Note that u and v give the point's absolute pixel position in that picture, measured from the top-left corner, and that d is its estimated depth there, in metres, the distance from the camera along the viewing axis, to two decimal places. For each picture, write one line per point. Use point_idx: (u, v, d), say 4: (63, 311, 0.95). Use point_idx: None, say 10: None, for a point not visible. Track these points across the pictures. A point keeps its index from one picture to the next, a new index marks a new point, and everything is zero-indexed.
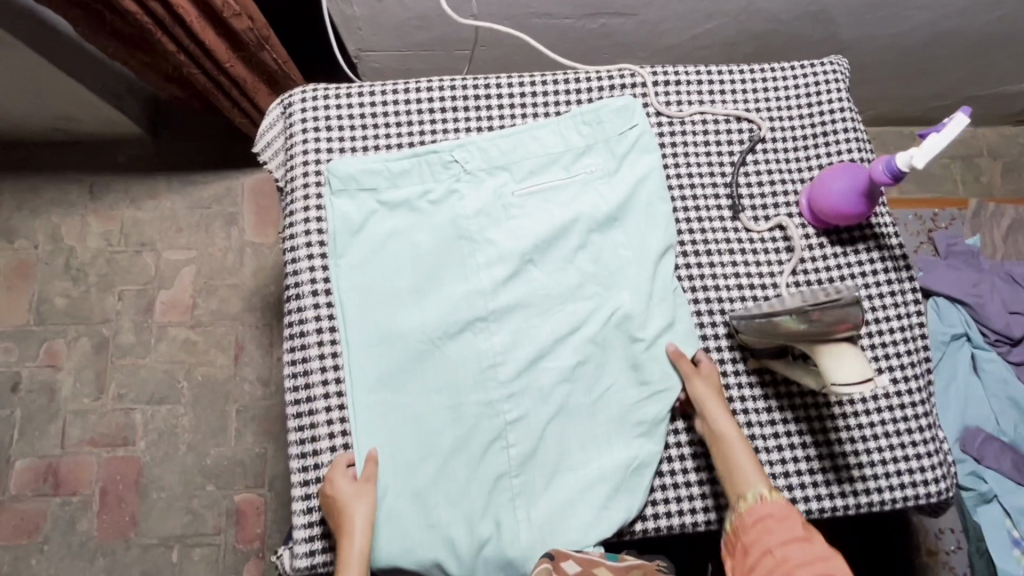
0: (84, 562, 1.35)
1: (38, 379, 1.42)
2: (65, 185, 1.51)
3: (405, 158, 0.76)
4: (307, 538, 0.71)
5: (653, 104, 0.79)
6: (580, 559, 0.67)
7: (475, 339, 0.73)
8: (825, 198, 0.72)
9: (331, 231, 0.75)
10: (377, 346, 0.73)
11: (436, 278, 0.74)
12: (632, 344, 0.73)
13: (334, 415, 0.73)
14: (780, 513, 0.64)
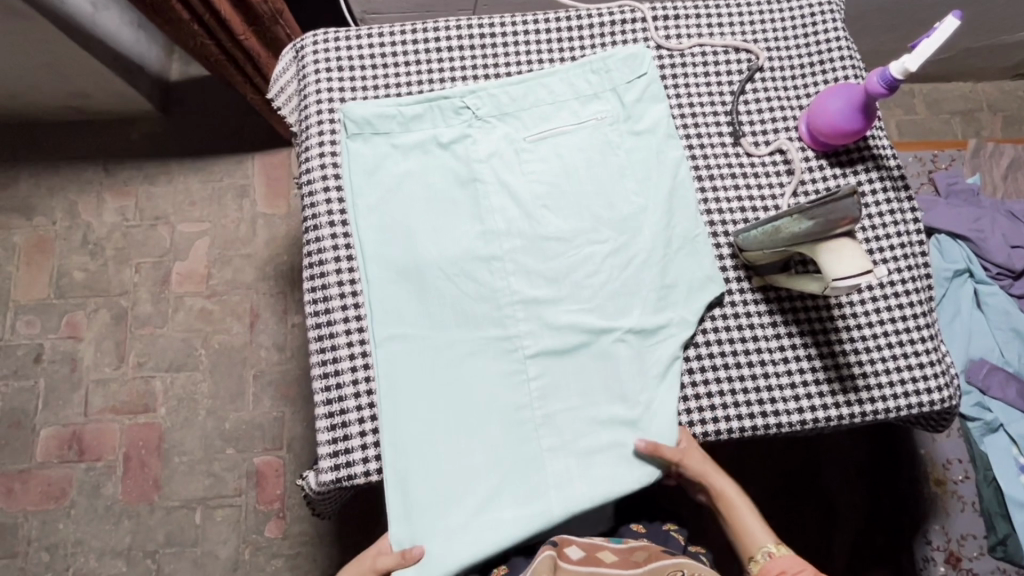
0: (110, 525, 1.38)
1: (60, 349, 1.46)
2: (80, 162, 1.54)
3: (418, 104, 0.77)
4: (332, 454, 0.70)
5: (654, 38, 0.81)
6: (581, 545, 0.70)
7: (491, 277, 0.73)
8: (823, 115, 0.74)
9: (345, 172, 0.76)
10: (392, 280, 0.73)
11: (449, 211, 0.75)
12: (648, 270, 0.73)
13: (357, 359, 0.72)
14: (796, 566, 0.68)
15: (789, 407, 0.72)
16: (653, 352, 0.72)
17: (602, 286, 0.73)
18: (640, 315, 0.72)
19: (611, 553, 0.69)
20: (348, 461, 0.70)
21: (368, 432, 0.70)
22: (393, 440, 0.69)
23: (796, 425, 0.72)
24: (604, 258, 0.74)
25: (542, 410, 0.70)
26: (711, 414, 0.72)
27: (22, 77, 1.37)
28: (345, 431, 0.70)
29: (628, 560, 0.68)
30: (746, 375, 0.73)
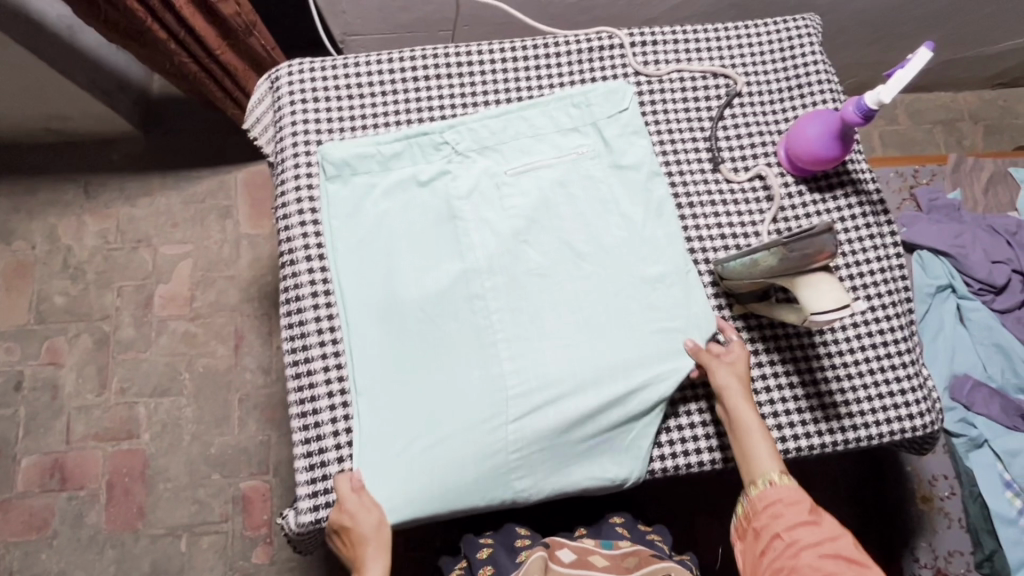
0: (93, 554, 1.36)
1: (41, 377, 1.43)
2: (59, 184, 1.52)
3: (398, 141, 0.76)
4: (310, 494, 0.70)
5: (632, 65, 0.81)
6: (573, 548, 0.74)
7: (472, 312, 0.72)
8: (801, 142, 0.74)
9: (324, 216, 0.75)
10: (370, 321, 0.72)
11: (430, 246, 0.74)
12: (628, 305, 0.73)
13: (336, 399, 0.71)
14: (792, 499, 0.66)
15: (772, 437, 0.72)
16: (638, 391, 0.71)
17: (583, 319, 0.72)
18: (622, 349, 0.71)
19: (603, 557, 0.73)
20: (327, 500, 0.69)
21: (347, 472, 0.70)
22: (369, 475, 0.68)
23: (780, 455, 0.72)
24: (587, 297, 0.73)
25: (522, 447, 0.69)
26: (691, 445, 0.73)
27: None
28: (324, 470, 0.70)
29: (618, 565, 0.72)
30: None
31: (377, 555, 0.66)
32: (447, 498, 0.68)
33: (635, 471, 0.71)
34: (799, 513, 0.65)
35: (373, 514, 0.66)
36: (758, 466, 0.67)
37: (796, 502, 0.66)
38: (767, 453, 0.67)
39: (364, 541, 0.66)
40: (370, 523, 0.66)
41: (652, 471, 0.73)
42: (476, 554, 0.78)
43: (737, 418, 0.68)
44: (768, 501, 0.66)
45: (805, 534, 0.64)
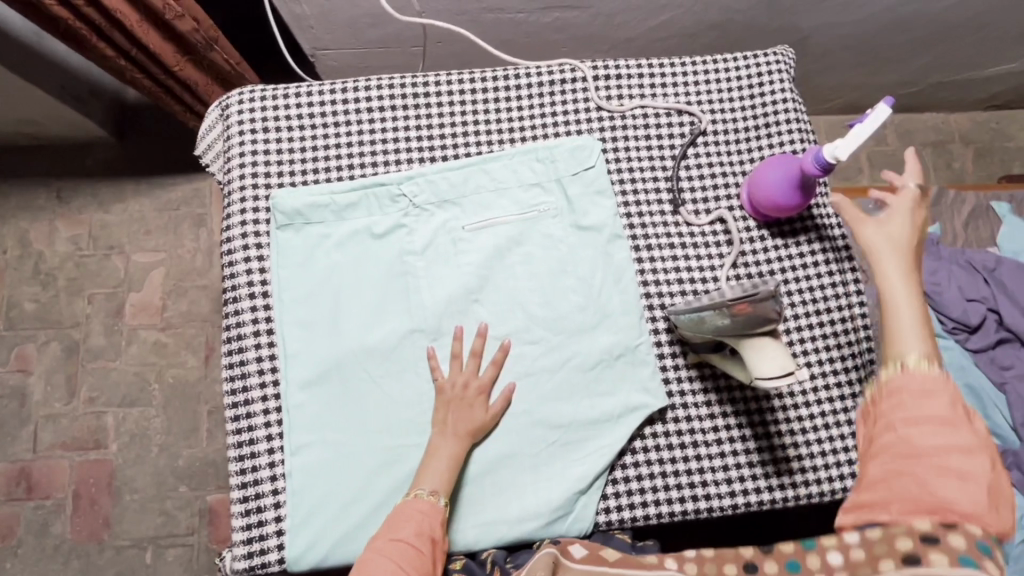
0: (58, 564, 1.35)
1: (9, 384, 1.42)
2: (32, 189, 1.50)
3: (353, 191, 0.74)
4: (246, 540, 0.67)
5: (594, 100, 0.78)
6: (585, 543, 0.63)
7: (417, 358, 0.71)
8: (763, 188, 0.72)
9: (273, 267, 0.72)
10: (316, 384, 0.70)
11: (380, 296, 0.72)
12: (576, 355, 0.71)
13: (275, 444, 0.69)
14: (919, 387, 0.51)
15: (720, 490, 0.70)
16: (585, 443, 0.70)
17: (531, 367, 0.71)
18: (567, 401, 0.70)
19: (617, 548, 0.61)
20: (261, 547, 0.67)
21: (283, 517, 0.67)
22: (303, 519, 0.67)
23: (728, 509, 0.70)
24: (535, 343, 0.72)
25: (460, 498, 0.68)
26: (640, 498, 0.70)
27: None
28: (260, 517, 0.67)
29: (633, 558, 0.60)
30: (678, 457, 0.70)
31: (414, 519, 0.61)
32: None
33: (579, 528, 0.68)
34: (931, 414, 0.50)
35: (489, 416, 0.68)
36: (896, 344, 0.52)
37: (927, 393, 0.51)
38: (916, 328, 0.52)
39: (468, 415, 0.67)
40: (480, 415, 0.68)
41: (598, 525, 0.70)
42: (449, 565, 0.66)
43: (867, 245, 0.57)
44: (893, 387, 0.52)
45: (931, 439, 0.49)
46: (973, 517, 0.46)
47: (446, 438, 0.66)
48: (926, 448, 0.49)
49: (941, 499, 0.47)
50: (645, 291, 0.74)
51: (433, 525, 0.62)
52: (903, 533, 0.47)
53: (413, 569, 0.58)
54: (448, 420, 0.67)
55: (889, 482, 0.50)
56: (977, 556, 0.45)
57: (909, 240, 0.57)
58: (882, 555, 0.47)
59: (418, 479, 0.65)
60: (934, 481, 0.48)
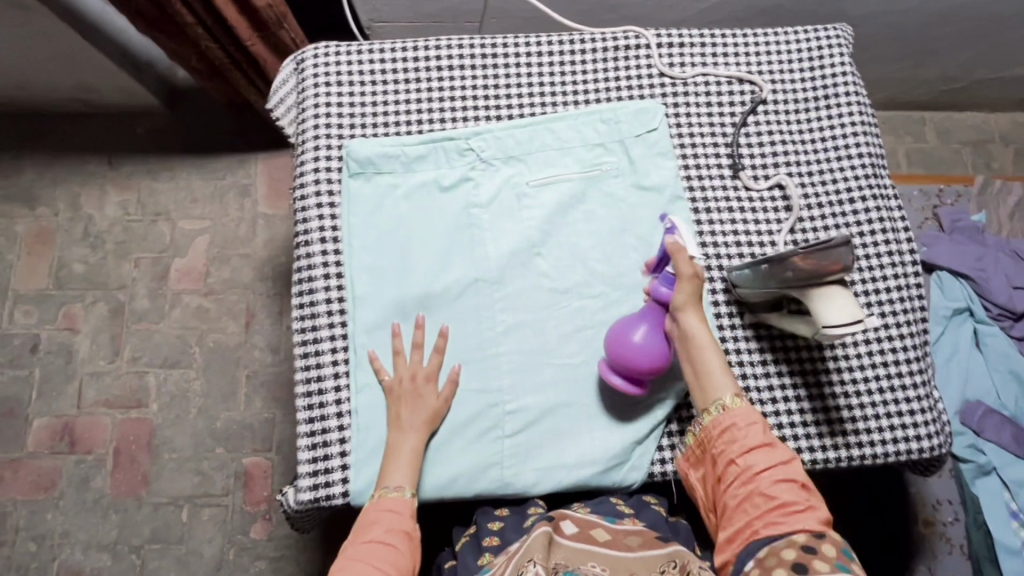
0: (97, 517, 1.34)
1: (57, 340, 1.42)
2: (83, 153, 1.50)
3: (422, 143, 0.76)
4: (311, 473, 0.69)
5: (657, 66, 0.80)
6: (576, 520, 0.66)
7: (479, 307, 0.73)
8: (635, 349, 0.66)
9: (344, 214, 0.74)
10: (381, 327, 0.72)
11: (447, 246, 0.74)
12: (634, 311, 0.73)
13: (342, 382, 0.71)
14: (747, 420, 0.63)
15: None
16: (642, 396, 0.71)
17: (589, 320, 0.73)
18: None
19: (607, 531, 0.64)
20: (326, 480, 0.69)
21: (348, 452, 0.69)
22: (368, 454, 0.69)
23: None
24: (594, 297, 0.73)
25: (518, 443, 0.70)
26: None
27: (29, 70, 1.34)
28: (326, 451, 0.69)
29: (621, 540, 0.63)
30: None
31: (384, 523, 0.63)
32: (447, 484, 0.69)
33: (632, 478, 0.70)
34: (763, 458, 0.62)
35: (441, 401, 0.69)
36: (713, 391, 0.65)
37: (750, 423, 0.63)
38: (719, 368, 0.65)
39: (419, 407, 0.68)
40: (431, 404, 0.68)
41: (650, 476, 0.72)
42: (487, 524, 0.72)
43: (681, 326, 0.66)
44: (722, 426, 0.64)
45: (764, 461, 0.62)
46: (810, 518, 0.59)
47: (404, 432, 0.67)
48: (761, 468, 0.61)
49: (781, 505, 0.59)
50: (704, 251, 0.76)
51: (402, 518, 0.64)
52: (781, 541, 0.57)
53: (389, 565, 0.61)
54: (402, 417, 0.68)
55: (747, 511, 0.60)
56: (838, 550, 0.56)
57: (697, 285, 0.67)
58: (773, 565, 0.56)
59: (383, 476, 0.66)
60: (773, 490, 0.60)
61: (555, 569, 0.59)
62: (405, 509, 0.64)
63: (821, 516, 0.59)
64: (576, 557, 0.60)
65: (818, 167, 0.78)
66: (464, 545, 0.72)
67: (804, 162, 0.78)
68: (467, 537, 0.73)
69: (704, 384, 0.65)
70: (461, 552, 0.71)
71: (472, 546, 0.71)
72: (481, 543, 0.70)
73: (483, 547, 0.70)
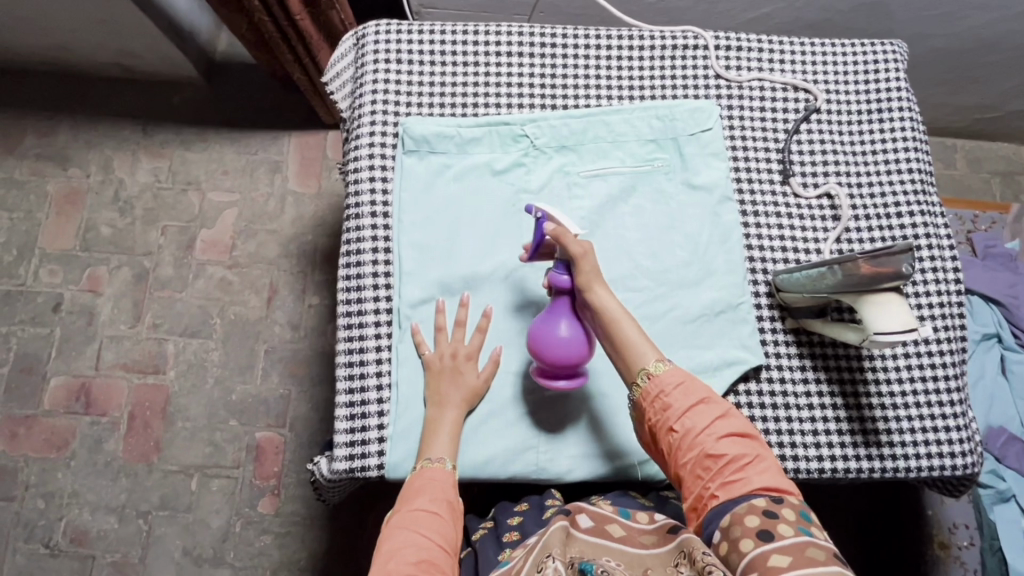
0: (106, 480, 1.29)
1: (79, 302, 1.38)
2: (119, 117, 1.48)
3: (478, 126, 0.76)
4: (348, 442, 0.70)
5: (714, 67, 0.81)
6: (592, 514, 0.63)
7: (524, 292, 0.73)
8: (551, 347, 0.65)
9: (396, 189, 0.75)
10: (426, 304, 0.72)
11: (496, 228, 0.75)
12: (677, 309, 0.73)
13: (383, 355, 0.72)
14: (675, 381, 0.62)
15: (809, 454, 0.71)
16: None
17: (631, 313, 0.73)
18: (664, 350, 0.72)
19: (621, 527, 0.61)
20: (363, 451, 0.69)
21: (385, 425, 0.70)
22: (405, 427, 0.69)
23: (814, 472, 0.71)
24: (638, 291, 0.74)
25: (553, 428, 0.70)
26: None
27: (72, 24, 1.31)
28: (364, 422, 0.70)
29: (636, 538, 0.60)
30: (770, 416, 0.72)
31: (428, 494, 0.62)
32: (482, 464, 0.69)
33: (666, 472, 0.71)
34: (701, 421, 0.60)
35: (481, 379, 0.69)
36: (635, 362, 0.63)
37: (678, 383, 0.62)
38: (640, 341, 0.64)
39: (460, 384, 0.68)
40: (471, 381, 0.69)
41: None
42: (507, 519, 0.72)
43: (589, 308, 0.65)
44: (654, 394, 0.62)
45: (701, 420, 0.60)
46: (759, 470, 0.57)
47: (444, 407, 0.67)
48: (699, 429, 0.59)
49: (728, 464, 0.57)
50: (750, 254, 0.76)
51: (445, 488, 0.63)
52: (741, 504, 0.55)
53: (433, 533, 0.59)
54: (442, 391, 0.68)
55: (699, 479, 0.58)
56: (797, 512, 0.53)
57: (591, 263, 0.65)
58: (737, 533, 0.52)
59: (423, 449, 0.66)
60: (717, 450, 0.58)
61: (572, 562, 0.53)
62: (452, 476, 0.65)
63: (768, 465, 0.58)
64: (594, 550, 0.56)
65: (867, 180, 0.78)
66: (483, 537, 0.71)
67: (854, 173, 0.79)
68: (484, 532, 0.73)
69: (628, 361, 0.64)
70: (478, 544, 0.70)
71: (493, 539, 0.70)
72: (501, 539, 0.69)
73: (503, 543, 0.68)
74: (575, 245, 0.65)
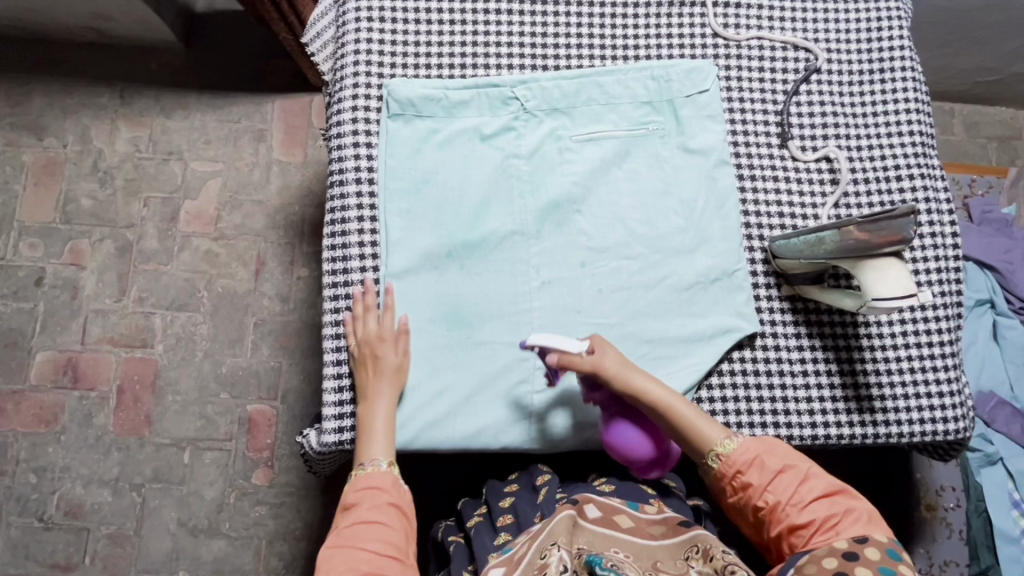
0: (98, 455, 1.28)
1: (62, 276, 1.34)
2: (95, 84, 1.42)
3: (465, 88, 0.73)
4: (336, 415, 0.69)
5: (712, 25, 0.77)
6: (600, 504, 0.62)
7: (515, 260, 0.71)
8: (629, 455, 0.66)
9: (381, 155, 0.72)
10: (413, 274, 0.70)
11: (486, 194, 0.72)
12: (672, 277, 0.72)
13: None
14: (750, 457, 0.63)
15: (802, 421, 0.71)
16: (678, 364, 0.70)
17: (625, 281, 0.72)
18: (659, 318, 0.71)
19: (630, 518, 0.62)
20: (352, 423, 0.69)
21: None
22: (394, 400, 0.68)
23: (808, 438, 0.71)
24: (631, 259, 0.72)
25: (547, 398, 0.69)
26: (722, 418, 0.71)
27: None
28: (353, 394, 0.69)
29: (643, 530, 0.61)
30: (763, 383, 0.72)
31: (369, 506, 0.61)
32: (473, 435, 0.68)
33: None
34: (781, 492, 0.61)
35: (400, 355, 0.68)
36: (704, 444, 0.64)
37: (753, 459, 0.63)
38: (704, 424, 0.64)
39: (381, 371, 0.66)
40: (392, 362, 0.67)
41: None
42: (497, 503, 0.71)
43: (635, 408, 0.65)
44: (733, 477, 0.63)
45: (783, 492, 0.61)
46: (850, 524, 0.58)
47: (374, 401, 0.66)
48: (783, 500, 0.61)
49: (817, 528, 0.59)
50: (746, 220, 0.74)
51: (384, 494, 0.62)
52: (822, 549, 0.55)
53: (380, 540, 0.60)
54: (369, 384, 0.67)
55: (791, 545, 0.60)
56: (883, 553, 0.53)
57: (614, 367, 0.65)
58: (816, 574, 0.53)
59: (359, 454, 0.65)
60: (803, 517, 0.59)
61: (579, 552, 0.56)
62: (388, 476, 0.64)
63: (860, 515, 0.59)
64: (600, 541, 0.58)
65: (867, 143, 0.76)
66: (476, 524, 0.70)
67: (854, 136, 0.77)
68: (478, 519, 0.71)
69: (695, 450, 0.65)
70: (472, 531, 0.69)
71: (486, 526, 0.69)
72: (495, 524, 0.68)
73: (497, 528, 0.68)
74: (584, 361, 0.65)
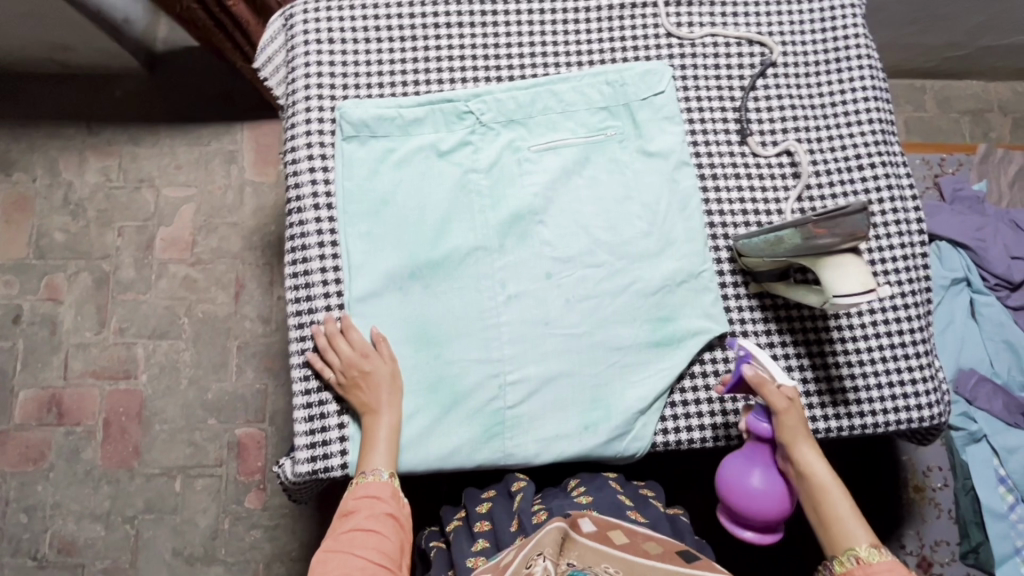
0: (89, 489, 1.27)
1: (39, 312, 1.33)
2: (60, 115, 1.40)
3: (419, 106, 0.73)
4: (309, 445, 0.69)
5: (665, 25, 0.77)
6: (596, 520, 0.62)
7: (480, 276, 0.71)
8: (751, 502, 0.65)
9: (338, 178, 0.71)
10: (377, 297, 0.70)
11: (447, 211, 0.72)
12: (639, 282, 0.72)
13: None
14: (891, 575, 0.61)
15: None
16: (648, 370, 0.70)
17: (592, 290, 0.71)
18: (628, 325, 0.71)
19: (624, 536, 0.60)
20: (325, 450, 0.68)
21: (346, 424, 0.69)
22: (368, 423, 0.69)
23: None
24: (597, 267, 0.72)
25: (521, 412, 0.69)
26: (696, 419, 0.71)
27: None
28: (324, 421, 0.69)
29: (638, 547, 0.59)
30: None
31: (366, 512, 0.64)
32: (448, 455, 0.68)
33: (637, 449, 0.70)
34: None
35: (388, 364, 0.68)
36: (845, 540, 0.64)
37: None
38: (847, 514, 0.64)
39: (375, 383, 0.66)
40: (384, 371, 0.67)
41: (654, 446, 0.72)
42: (475, 507, 0.71)
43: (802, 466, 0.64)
44: None
45: None
46: None
47: (377, 413, 0.66)
48: None
49: None
50: (710, 219, 0.74)
51: (384, 503, 0.65)
52: None
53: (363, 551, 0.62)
54: (368, 401, 0.66)
55: None
56: None
57: (797, 420, 0.64)
58: None
59: (361, 463, 0.66)
60: None
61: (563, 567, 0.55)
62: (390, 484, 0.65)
63: None
64: (590, 555, 0.56)
65: (827, 133, 0.76)
66: (454, 529, 0.70)
67: (814, 128, 0.76)
68: (457, 523, 0.72)
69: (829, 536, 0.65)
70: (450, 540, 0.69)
71: (464, 531, 0.69)
72: (472, 529, 0.69)
73: (474, 534, 0.68)
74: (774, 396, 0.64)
